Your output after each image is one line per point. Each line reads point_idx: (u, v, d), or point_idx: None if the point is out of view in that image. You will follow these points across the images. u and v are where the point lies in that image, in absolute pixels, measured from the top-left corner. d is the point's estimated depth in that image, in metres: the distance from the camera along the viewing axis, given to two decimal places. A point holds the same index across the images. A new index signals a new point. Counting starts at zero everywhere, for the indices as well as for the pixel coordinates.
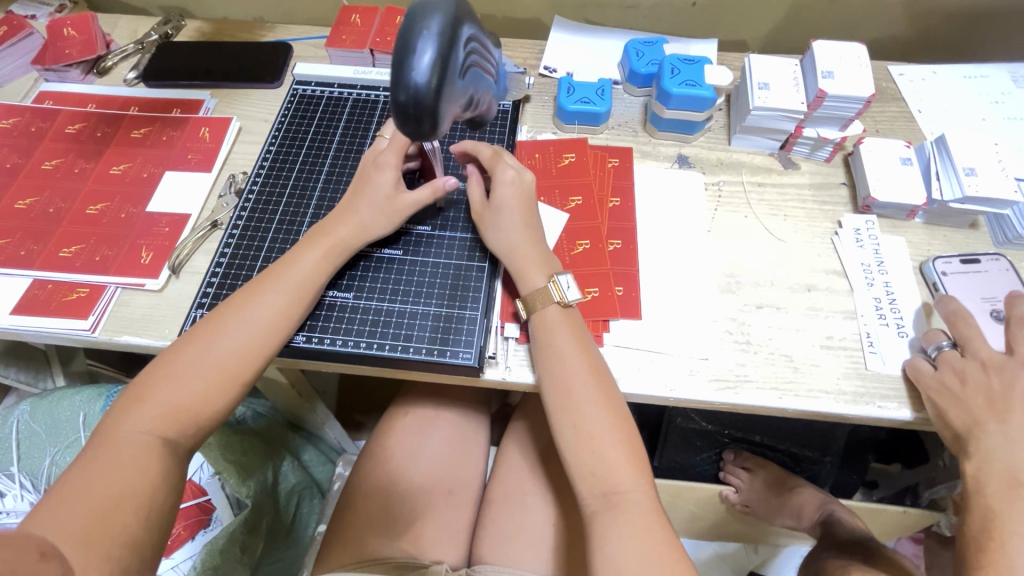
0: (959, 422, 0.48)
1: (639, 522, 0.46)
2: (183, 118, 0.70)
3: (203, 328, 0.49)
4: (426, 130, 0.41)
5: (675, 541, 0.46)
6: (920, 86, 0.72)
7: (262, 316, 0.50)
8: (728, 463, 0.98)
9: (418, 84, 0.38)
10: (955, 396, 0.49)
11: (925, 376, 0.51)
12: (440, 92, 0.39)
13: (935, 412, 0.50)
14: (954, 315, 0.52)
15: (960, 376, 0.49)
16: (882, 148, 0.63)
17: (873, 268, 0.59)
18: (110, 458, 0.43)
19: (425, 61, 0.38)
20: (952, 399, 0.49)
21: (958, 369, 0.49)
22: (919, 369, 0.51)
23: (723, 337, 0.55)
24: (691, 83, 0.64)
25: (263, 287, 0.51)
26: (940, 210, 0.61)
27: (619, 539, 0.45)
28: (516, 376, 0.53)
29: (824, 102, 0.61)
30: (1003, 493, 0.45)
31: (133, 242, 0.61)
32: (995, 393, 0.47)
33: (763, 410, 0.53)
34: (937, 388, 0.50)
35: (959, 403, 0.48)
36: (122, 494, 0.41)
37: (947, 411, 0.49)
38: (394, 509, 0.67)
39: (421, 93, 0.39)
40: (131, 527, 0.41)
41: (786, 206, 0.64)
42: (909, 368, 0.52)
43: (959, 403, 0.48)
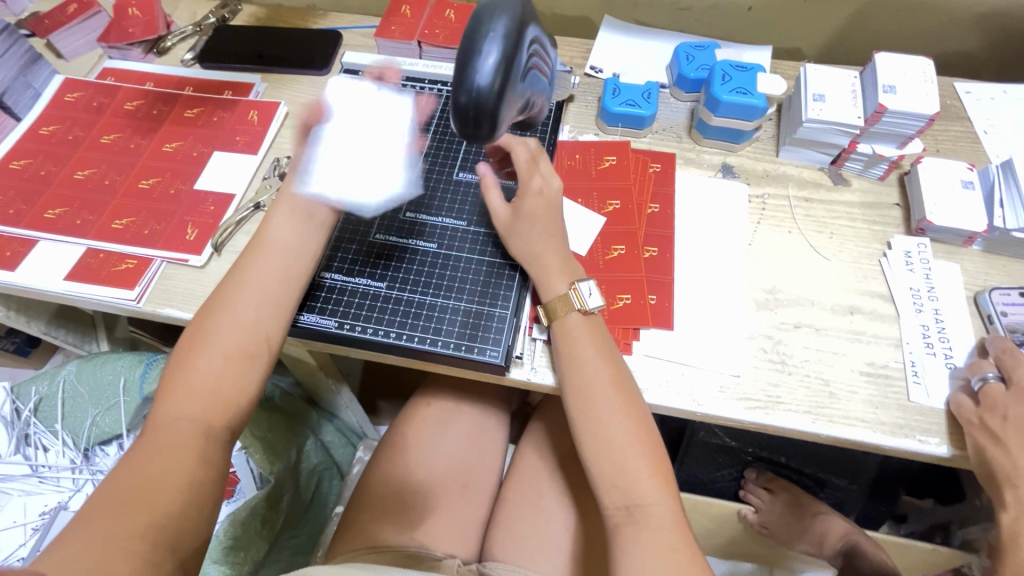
0: (1010, 470, 0.45)
1: (662, 539, 0.45)
2: (234, 100, 0.72)
3: (219, 306, 0.49)
4: (483, 134, 0.41)
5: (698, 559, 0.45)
6: (988, 106, 0.69)
7: (279, 294, 0.50)
8: (750, 481, 0.95)
9: (481, 86, 0.38)
10: (995, 436, 0.46)
11: (968, 414, 0.48)
12: (502, 95, 0.39)
13: (974, 450, 0.48)
14: (1002, 352, 0.50)
15: (1003, 415, 0.47)
16: (941, 170, 0.60)
17: (922, 294, 0.56)
18: (151, 447, 0.44)
19: (490, 63, 0.38)
20: (993, 439, 0.47)
21: (1001, 407, 0.47)
22: (961, 405, 0.49)
23: (756, 355, 0.54)
24: (742, 90, 0.62)
25: (280, 272, 0.51)
26: (1001, 238, 0.57)
27: (640, 555, 0.44)
28: (541, 377, 0.53)
29: (883, 118, 0.58)
30: None
31: (181, 219, 0.63)
32: None
33: (796, 434, 0.51)
34: (978, 424, 0.48)
35: (1002, 446, 0.46)
36: (160, 468, 0.43)
37: (987, 453, 0.47)
38: (411, 498, 0.68)
39: (485, 95, 0.38)
40: (167, 498, 0.42)
41: (834, 223, 0.62)
42: (952, 404, 0.50)
43: (999, 445, 0.46)
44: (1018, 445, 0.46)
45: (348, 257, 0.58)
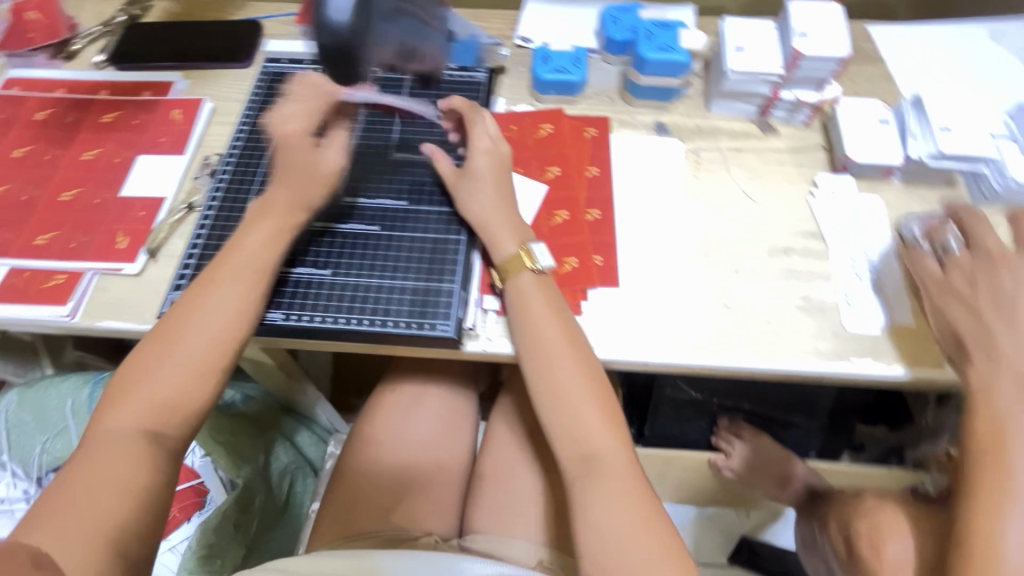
0: None
1: (620, 486, 0.47)
2: (154, 101, 0.69)
3: (176, 316, 0.49)
4: (349, 72, 0.44)
5: (653, 499, 0.48)
6: (899, 47, 0.72)
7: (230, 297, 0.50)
8: (721, 429, 0.98)
9: (336, 25, 0.41)
10: (965, 301, 0.48)
11: (936, 283, 0.51)
12: (358, 34, 0.42)
13: (943, 322, 0.50)
14: (965, 216, 0.52)
15: (969, 279, 0.49)
16: (858, 109, 0.63)
17: (850, 228, 0.59)
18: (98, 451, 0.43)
19: (342, 4, 0.41)
20: (963, 304, 0.49)
21: (967, 273, 0.49)
22: (929, 275, 0.52)
23: (700, 302, 0.56)
24: (667, 47, 0.63)
25: (221, 280, 0.50)
26: (918, 169, 0.61)
27: (599, 504, 0.47)
28: (497, 347, 0.54)
29: (801, 63, 0.61)
30: None
31: (110, 227, 0.60)
32: (1002, 293, 0.47)
33: (742, 372, 0.54)
34: (951, 303, 0.49)
35: (973, 315, 0.48)
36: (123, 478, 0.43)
37: (958, 321, 0.48)
38: (386, 481, 0.68)
39: (340, 36, 0.42)
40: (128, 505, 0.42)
41: (765, 170, 0.64)
42: (918, 272, 0.53)
43: (970, 309, 0.48)
44: (988, 306, 0.47)
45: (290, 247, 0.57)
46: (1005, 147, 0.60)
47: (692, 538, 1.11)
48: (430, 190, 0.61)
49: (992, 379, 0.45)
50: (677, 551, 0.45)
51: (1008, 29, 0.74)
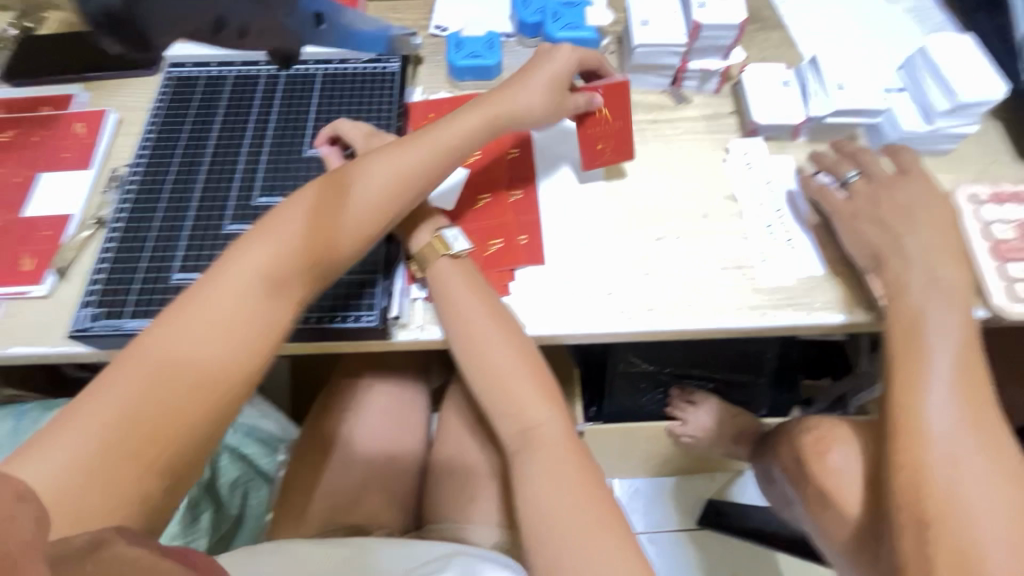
0: None
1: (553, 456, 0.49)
2: (54, 115, 0.66)
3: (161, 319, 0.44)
4: None
5: (588, 465, 0.49)
6: (800, 12, 0.75)
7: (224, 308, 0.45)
8: (675, 398, 1.02)
9: None
10: (876, 219, 0.54)
11: (842, 210, 0.56)
12: None
13: (852, 241, 0.55)
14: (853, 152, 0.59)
15: (867, 200, 0.55)
16: (762, 74, 0.66)
17: (762, 188, 0.62)
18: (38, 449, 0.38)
19: None
20: (870, 221, 0.54)
21: (865, 195, 0.56)
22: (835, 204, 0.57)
23: (625, 270, 0.57)
24: (573, 26, 0.65)
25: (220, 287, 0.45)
26: (821, 126, 0.64)
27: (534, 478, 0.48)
28: (427, 334, 0.54)
29: (702, 33, 0.62)
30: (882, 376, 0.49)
31: (13, 250, 0.57)
32: (901, 207, 0.54)
33: (669, 335, 0.55)
34: (862, 217, 0.55)
35: (877, 225, 0.54)
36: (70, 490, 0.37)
37: (864, 232, 0.54)
38: (336, 484, 0.68)
39: None
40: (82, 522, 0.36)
41: (680, 138, 0.66)
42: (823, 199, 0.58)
43: (883, 225, 0.54)
44: (891, 224, 0.53)
45: (206, 254, 0.53)
46: (897, 99, 0.64)
47: (663, 505, 1.15)
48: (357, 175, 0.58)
49: (903, 276, 0.51)
50: (614, 512, 0.47)
51: None
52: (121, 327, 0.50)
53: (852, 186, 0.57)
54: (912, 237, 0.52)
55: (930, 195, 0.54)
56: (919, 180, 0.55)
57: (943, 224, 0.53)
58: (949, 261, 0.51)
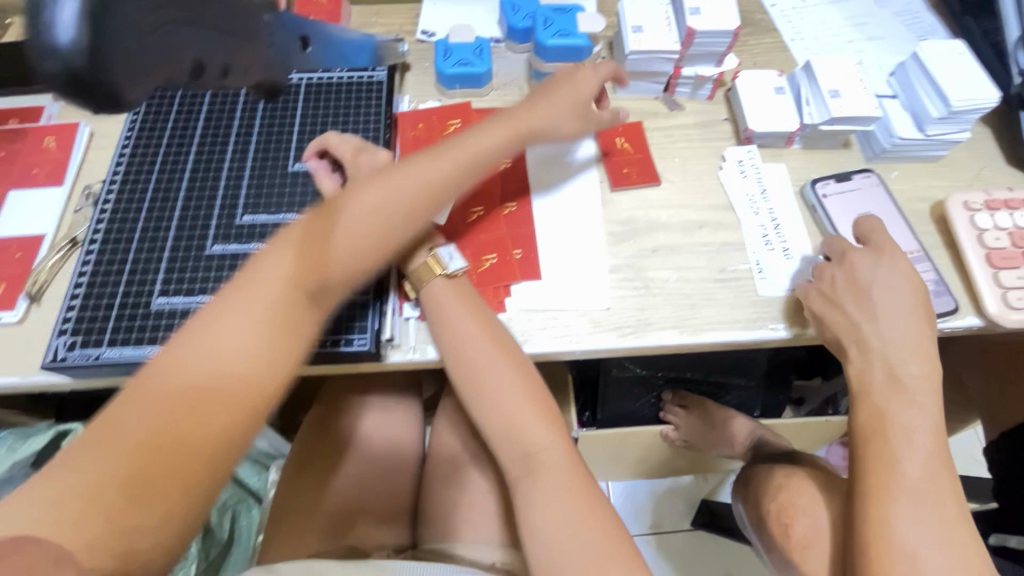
0: (835, 331, 0.52)
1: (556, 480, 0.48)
2: (22, 128, 0.63)
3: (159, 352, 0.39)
4: (103, 107, 0.24)
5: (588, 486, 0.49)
6: (791, 16, 0.75)
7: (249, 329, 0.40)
8: (667, 403, 1.02)
9: (58, 44, 0.21)
10: (834, 300, 0.52)
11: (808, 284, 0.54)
12: (107, 59, 0.22)
13: (817, 320, 0.53)
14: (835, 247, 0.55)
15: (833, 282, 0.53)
16: (755, 81, 0.65)
17: (757, 198, 0.61)
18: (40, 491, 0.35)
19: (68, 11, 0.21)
20: (833, 305, 0.52)
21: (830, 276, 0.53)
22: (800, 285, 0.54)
23: (621, 285, 0.56)
24: (564, 33, 0.63)
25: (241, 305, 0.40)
26: (814, 134, 0.63)
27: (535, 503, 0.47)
28: (420, 355, 0.52)
29: (695, 40, 0.61)
30: (879, 390, 0.49)
31: None
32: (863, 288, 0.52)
33: (667, 350, 0.54)
34: (817, 298, 0.53)
35: (837, 308, 0.52)
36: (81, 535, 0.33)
37: (828, 319, 0.52)
38: (326, 507, 0.66)
39: (72, 66, 0.22)
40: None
41: (674, 147, 0.65)
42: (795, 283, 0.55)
43: (839, 307, 0.52)
44: (853, 307, 0.51)
45: (187, 276, 0.51)
46: (890, 106, 0.64)
47: (656, 508, 1.15)
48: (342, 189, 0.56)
49: (866, 371, 0.50)
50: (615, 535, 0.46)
51: None
52: (98, 356, 0.47)
53: (823, 268, 0.54)
54: (876, 325, 0.50)
55: (899, 273, 0.52)
56: (889, 256, 0.53)
57: (917, 298, 0.51)
58: (916, 350, 0.49)
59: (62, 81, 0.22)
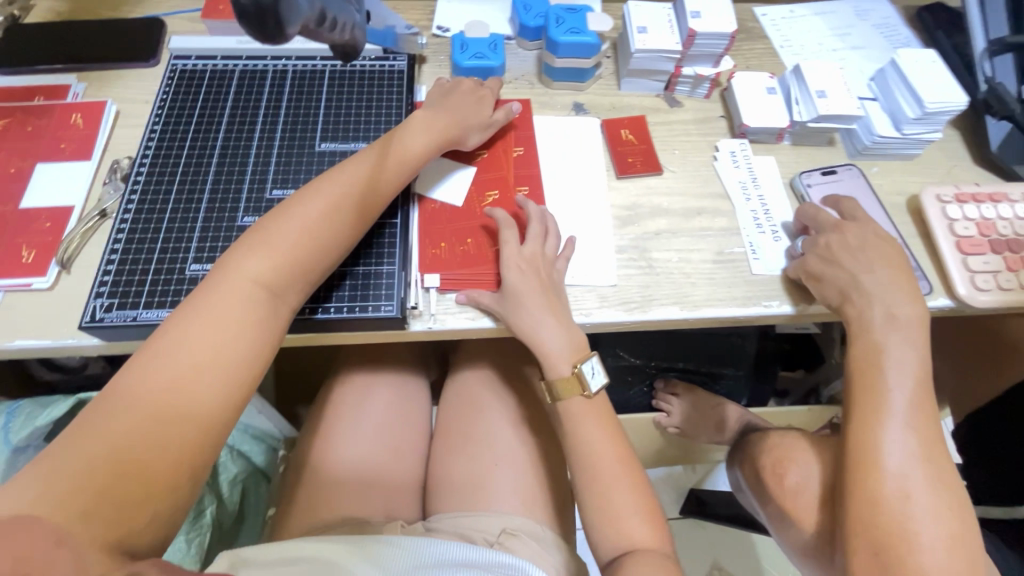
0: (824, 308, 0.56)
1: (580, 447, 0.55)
2: (49, 105, 0.65)
3: (171, 334, 0.43)
4: (272, 31, 0.33)
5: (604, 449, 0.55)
6: (780, 24, 0.80)
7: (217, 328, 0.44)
8: (660, 391, 1.05)
9: None
10: (819, 276, 0.57)
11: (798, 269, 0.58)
12: None
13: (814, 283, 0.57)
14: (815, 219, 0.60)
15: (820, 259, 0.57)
16: (749, 81, 0.70)
17: (750, 186, 0.66)
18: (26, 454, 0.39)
19: None
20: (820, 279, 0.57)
21: (820, 252, 0.57)
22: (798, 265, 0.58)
23: (627, 263, 0.60)
24: (575, 31, 0.67)
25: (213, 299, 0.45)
26: (803, 130, 0.69)
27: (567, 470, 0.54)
28: (440, 323, 0.55)
29: (696, 41, 0.67)
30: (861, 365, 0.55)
31: (10, 242, 0.56)
32: (853, 266, 0.56)
33: (669, 323, 0.59)
34: (813, 258, 0.57)
35: (834, 265, 0.56)
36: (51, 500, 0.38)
37: (826, 275, 0.56)
38: (341, 479, 0.68)
39: None
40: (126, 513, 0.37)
41: (674, 140, 0.69)
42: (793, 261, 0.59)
43: (821, 285, 0.57)
44: (838, 281, 0.56)
45: (220, 244, 0.55)
46: (871, 108, 0.69)
47: None
48: None
49: (848, 332, 0.55)
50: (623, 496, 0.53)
51: (867, 5, 0.84)
52: (136, 317, 0.51)
53: (816, 237, 0.58)
54: (854, 291, 0.55)
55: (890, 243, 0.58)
56: (868, 227, 0.58)
57: (896, 285, 0.55)
58: (892, 313, 0.54)
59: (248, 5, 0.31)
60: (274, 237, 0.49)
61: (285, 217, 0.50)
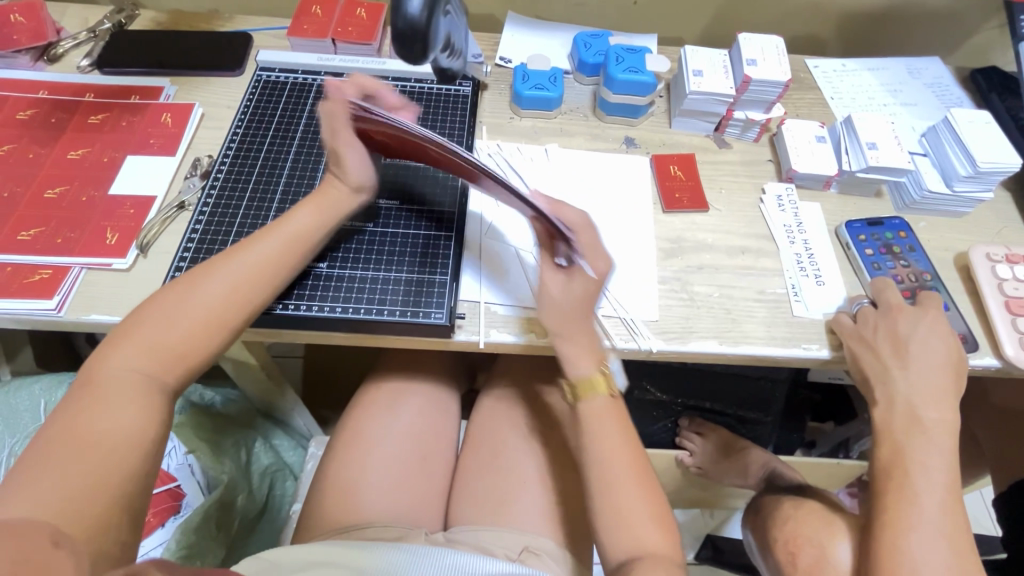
0: (873, 370, 0.56)
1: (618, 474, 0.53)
2: (143, 104, 0.70)
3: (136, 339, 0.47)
4: (416, 52, 0.54)
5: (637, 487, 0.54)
6: (831, 76, 0.83)
7: (161, 346, 0.47)
8: (683, 429, 1.04)
9: (413, 13, 0.51)
10: (867, 343, 0.57)
11: (846, 328, 0.58)
12: (430, 21, 0.52)
13: (851, 358, 0.58)
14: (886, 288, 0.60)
15: (869, 327, 0.57)
16: (800, 129, 0.72)
17: (794, 229, 0.67)
18: (101, 409, 0.44)
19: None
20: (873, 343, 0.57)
21: (868, 320, 0.58)
22: (841, 323, 0.59)
23: (670, 296, 0.62)
24: (633, 70, 0.70)
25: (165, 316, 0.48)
26: (851, 180, 0.70)
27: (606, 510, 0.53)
28: (483, 335, 0.57)
29: (750, 87, 0.69)
30: (909, 426, 0.54)
31: (97, 224, 0.61)
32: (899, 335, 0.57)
33: (708, 357, 0.59)
34: (851, 337, 0.58)
35: (870, 351, 0.57)
36: (126, 466, 0.42)
37: (859, 358, 0.57)
38: (370, 482, 0.69)
39: (416, 21, 0.52)
40: None
41: (721, 179, 0.71)
42: (832, 321, 0.60)
43: (874, 347, 0.56)
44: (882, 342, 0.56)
45: None
46: (921, 162, 0.70)
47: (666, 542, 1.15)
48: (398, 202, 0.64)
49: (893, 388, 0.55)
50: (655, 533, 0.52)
51: (921, 64, 0.85)
52: None
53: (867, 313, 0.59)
54: (906, 358, 0.56)
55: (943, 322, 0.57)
56: (931, 315, 0.57)
57: (945, 345, 0.56)
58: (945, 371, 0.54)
59: (405, 31, 0.52)
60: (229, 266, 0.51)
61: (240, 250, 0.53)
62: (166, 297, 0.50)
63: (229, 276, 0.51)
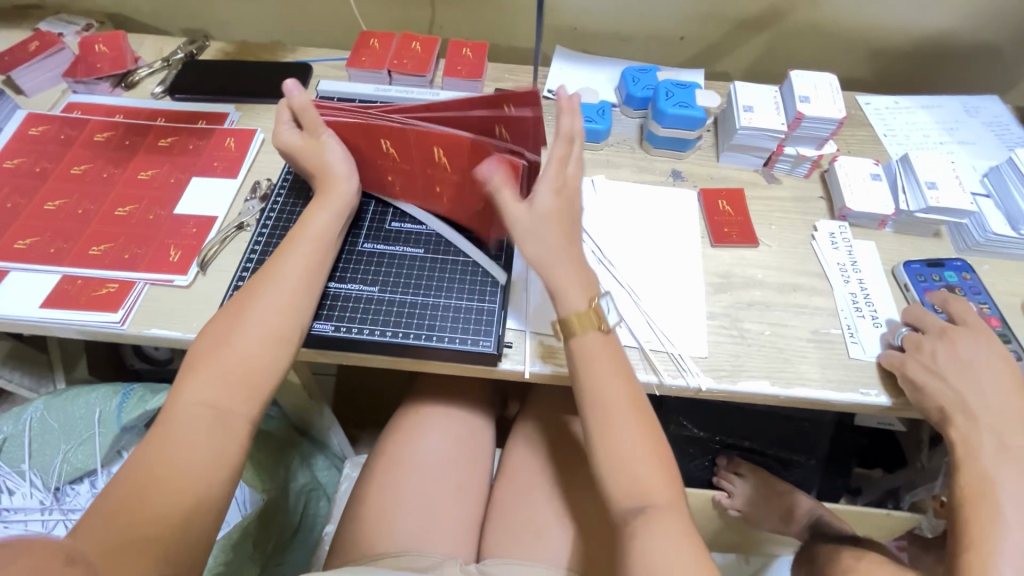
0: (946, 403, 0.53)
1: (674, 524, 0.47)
2: (209, 129, 0.74)
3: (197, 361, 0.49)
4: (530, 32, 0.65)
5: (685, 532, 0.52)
6: (884, 113, 0.81)
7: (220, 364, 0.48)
8: (722, 468, 1.00)
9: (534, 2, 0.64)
10: (937, 373, 0.54)
11: (899, 359, 0.56)
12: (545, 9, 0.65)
13: (914, 394, 0.55)
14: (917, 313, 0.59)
15: (927, 355, 0.55)
16: (853, 166, 0.71)
17: (849, 268, 0.65)
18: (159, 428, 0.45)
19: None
20: (935, 373, 0.54)
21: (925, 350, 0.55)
22: (893, 358, 0.57)
23: (718, 332, 0.60)
24: (683, 104, 0.71)
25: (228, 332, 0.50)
26: (908, 219, 0.68)
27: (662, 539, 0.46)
28: (530, 365, 0.57)
29: (802, 123, 0.69)
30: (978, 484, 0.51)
31: (163, 242, 0.63)
32: (960, 367, 0.54)
33: (761, 398, 0.57)
34: (915, 367, 0.55)
35: (939, 378, 0.53)
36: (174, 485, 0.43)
37: (930, 388, 0.53)
38: (406, 508, 0.68)
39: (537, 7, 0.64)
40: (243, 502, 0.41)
41: (771, 215, 0.70)
42: (884, 358, 0.57)
43: (943, 381, 0.53)
44: (945, 378, 0.53)
45: (348, 266, 0.61)
46: (984, 204, 0.68)
47: None
48: (432, 235, 0.65)
49: (971, 440, 0.51)
50: None
51: (977, 103, 0.84)
52: None
53: (918, 339, 0.56)
54: (980, 396, 0.52)
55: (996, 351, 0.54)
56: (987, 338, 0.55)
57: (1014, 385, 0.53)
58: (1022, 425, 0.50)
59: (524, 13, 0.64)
60: (280, 287, 0.53)
61: (287, 266, 0.54)
62: (229, 318, 0.51)
63: (277, 284, 0.53)
